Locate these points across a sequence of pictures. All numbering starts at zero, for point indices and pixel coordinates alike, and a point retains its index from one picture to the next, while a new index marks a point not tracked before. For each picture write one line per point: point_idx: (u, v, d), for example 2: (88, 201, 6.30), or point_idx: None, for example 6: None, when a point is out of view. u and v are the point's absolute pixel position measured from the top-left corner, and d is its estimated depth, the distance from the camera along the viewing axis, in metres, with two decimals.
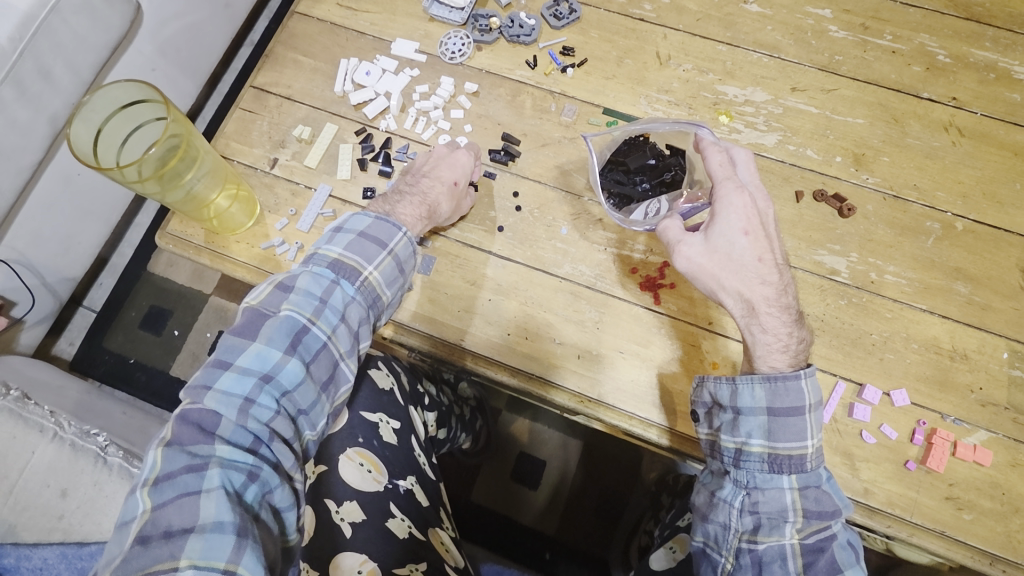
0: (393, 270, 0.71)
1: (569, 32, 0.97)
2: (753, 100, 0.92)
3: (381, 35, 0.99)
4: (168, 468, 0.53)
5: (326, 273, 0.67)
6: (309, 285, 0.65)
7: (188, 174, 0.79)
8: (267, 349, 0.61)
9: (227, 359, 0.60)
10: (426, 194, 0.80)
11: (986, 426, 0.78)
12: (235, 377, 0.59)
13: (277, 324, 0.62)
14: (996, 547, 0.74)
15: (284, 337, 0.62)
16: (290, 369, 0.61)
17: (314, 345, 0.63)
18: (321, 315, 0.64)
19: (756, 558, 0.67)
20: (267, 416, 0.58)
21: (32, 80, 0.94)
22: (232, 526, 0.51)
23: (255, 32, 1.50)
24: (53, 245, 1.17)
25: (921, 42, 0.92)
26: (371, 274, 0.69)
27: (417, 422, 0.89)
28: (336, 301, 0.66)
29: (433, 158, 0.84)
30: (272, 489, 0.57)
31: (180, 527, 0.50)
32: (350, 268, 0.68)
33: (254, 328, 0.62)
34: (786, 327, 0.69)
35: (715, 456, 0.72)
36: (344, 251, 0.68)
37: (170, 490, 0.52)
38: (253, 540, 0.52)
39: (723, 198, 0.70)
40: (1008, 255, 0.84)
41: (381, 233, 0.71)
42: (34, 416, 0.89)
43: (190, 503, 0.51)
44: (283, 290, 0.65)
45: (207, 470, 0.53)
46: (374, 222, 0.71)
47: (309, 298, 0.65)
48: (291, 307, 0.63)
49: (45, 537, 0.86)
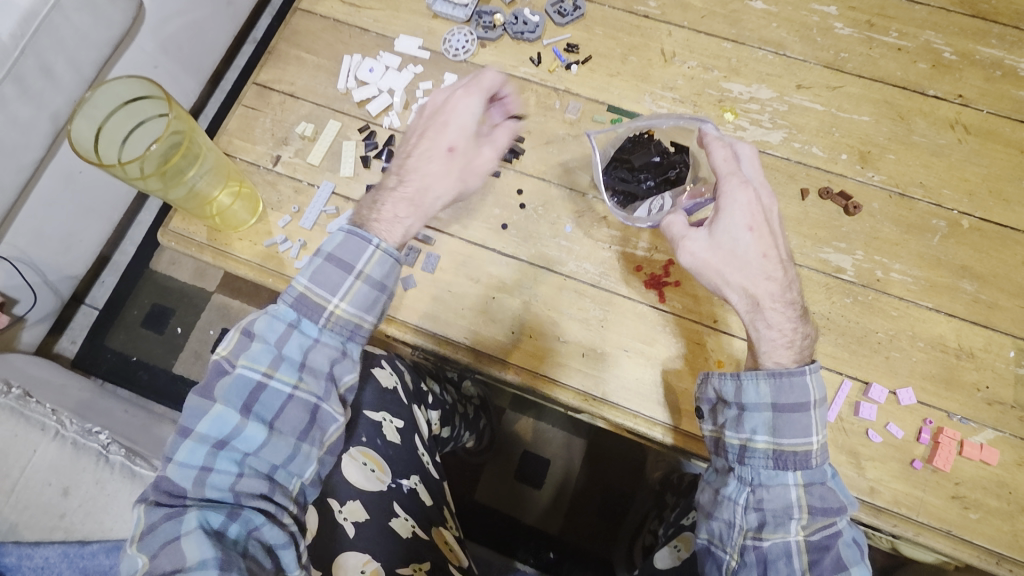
0: (368, 292, 0.67)
1: (573, 28, 0.97)
2: (758, 97, 0.91)
3: (385, 31, 0.99)
4: (149, 521, 0.58)
5: (287, 315, 0.66)
6: (267, 331, 0.65)
7: (190, 172, 0.80)
8: (225, 410, 0.62)
9: (188, 425, 0.62)
10: (409, 184, 0.73)
11: (992, 425, 0.78)
12: (191, 447, 0.61)
13: (233, 381, 0.63)
14: (1003, 547, 0.74)
15: (237, 398, 0.62)
16: (247, 433, 0.62)
17: (274, 400, 0.63)
18: (278, 367, 0.64)
19: (761, 555, 0.66)
20: (229, 479, 0.60)
21: (34, 77, 0.93)
22: (214, 560, 0.55)
23: (257, 29, 1.50)
24: (55, 243, 1.17)
25: (927, 39, 0.92)
26: (338, 307, 0.66)
27: (421, 421, 0.88)
28: (294, 349, 0.65)
29: (433, 109, 0.77)
30: (258, 525, 0.60)
31: (170, 570, 0.55)
32: (313, 304, 0.66)
33: (211, 389, 0.63)
34: (791, 323, 0.69)
35: (719, 453, 0.71)
36: (308, 284, 0.66)
37: (154, 542, 0.57)
38: (237, 570, 0.56)
39: (727, 193, 0.69)
40: (1013, 253, 0.83)
41: (348, 258, 0.67)
42: (35, 414, 0.89)
43: (174, 548, 0.56)
44: (245, 337, 0.65)
45: (185, 515, 0.58)
46: (344, 240, 0.68)
47: (266, 350, 0.64)
48: (245, 364, 0.63)
49: (46, 537, 0.85)
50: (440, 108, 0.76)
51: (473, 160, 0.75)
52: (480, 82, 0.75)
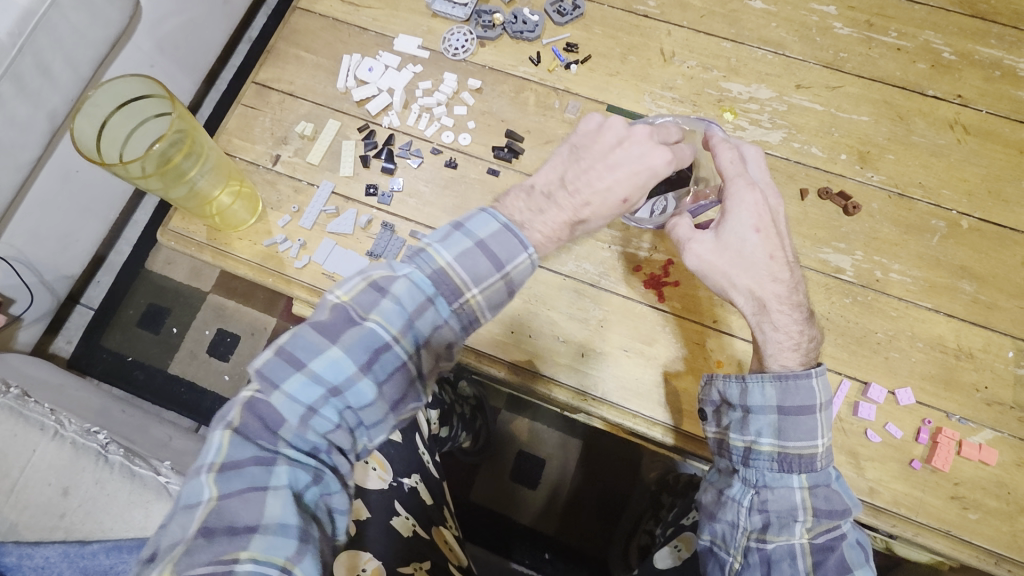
0: (502, 294, 0.61)
1: (572, 28, 0.97)
2: (758, 97, 0.91)
3: (384, 30, 0.98)
4: (235, 457, 0.50)
5: (426, 285, 0.58)
6: (404, 295, 0.57)
7: (192, 171, 0.80)
8: (344, 358, 0.54)
9: (299, 356, 0.54)
10: (575, 207, 0.64)
11: (991, 425, 0.78)
12: (303, 382, 0.53)
13: (360, 334, 0.55)
14: (1002, 547, 0.74)
15: (361, 351, 0.55)
16: (361, 388, 0.55)
17: (391, 364, 0.56)
18: (407, 335, 0.57)
19: (765, 556, 0.66)
20: (327, 428, 0.54)
21: (31, 76, 0.93)
22: (296, 530, 0.50)
23: (256, 28, 1.50)
24: (53, 243, 1.17)
25: (927, 39, 0.92)
26: (474, 298, 0.60)
27: (421, 421, 0.88)
28: (425, 322, 0.58)
29: (627, 149, 0.66)
30: (330, 492, 0.54)
31: (245, 524, 0.49)
32: (454, 285, 0.59)
33: (336, 330, 0.55)
34: (797, 325, 0.69)
35: (723, 454, 0.72)
36: (454, 260, 0.59)
37: (236, 481, 0.50)
38: (314, 544, 0.51)
39: (734, 195, 0.69)
40: (1013, 254, 0.83)
41: (500, 250, 0.60)
42: (34, 414, 0.89)
43: (257, 499, 0.50)
44: (376, 291, 0.56)
45: (275, 465, 0.51)
46: (498, 231, 0.60)
47: (399, 313, 0.56)
48: (378, 320, 0.55)
49: (46, 536, 0.85)
50: (643, 154, 0.65)
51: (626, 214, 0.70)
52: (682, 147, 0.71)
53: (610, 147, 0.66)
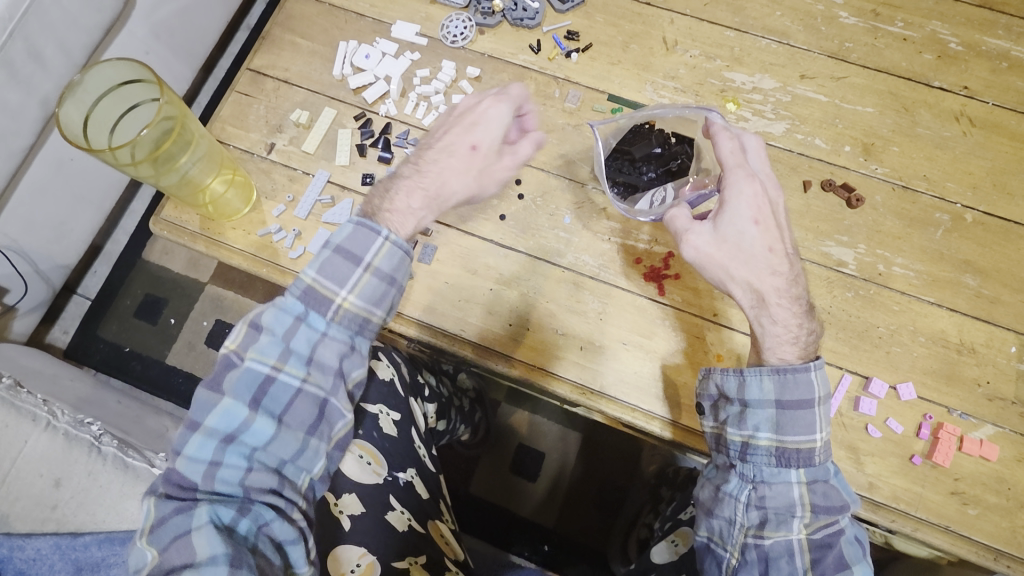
0: (377, 285, 0.64)
1: (573, 16, 0.95)
2: (761, 87, 0.90)
3: (381, 17, 0.96)
4: (160, 514, 0.56)
5: (292, 308, 0.63)
6: (274, 325, 0.62)
7: (182, 158, 0.78)
8: (233, 405, 0.60)
9: (198, 418, 0.60)
10: (426, 178, 0.70)
11: (993, 421, 0.77)
12: (200, 442, 0.59)
13: (241, 375, 0.61)
14: (1001, 543, 0.74)
15: (246, 391, 0.60)
16: (257, 424, 0.60)
17: (283, 393, 0.61)
18: (287, 360, 0.62)
19: (763, 553, 0.66)
20: (243, 467, 0.58)
21: (22, 62, 0.91)
22: (225, 557, 0.53)
23: (252, 15, 1.47)
24: (47, 232, 1.15)
25: (933, 29, 0.90)
26: (346, 300, 0.63)
27: (417, 413, 0.87)
28: (300, 344, 0.62)
29: (453, 117, 0.73)
30: (267, 521, 0.58)
31: (180, 564, 0.53)
32: (320, 297, 0.63)
33: (219, 381, 0.61)
34: (797, 319, 0.68)
35: (721, 449, 0.71)
36: (315, 275, 0.63)
37: (165, 535, 0.55)
38: (248, 567, 0.53)
39: (732, 186, 0.68)
40: (1017, 247, 0.82)
41: (356, 247, 0.63)
42: (26, 405, 0.88)
43: (185, 541, 0.54)
44: (253, 330, 0.62)
45: (196, 510, 0.56)
46: (351, 231, 0.64)
47: (274, 344, 0.62)
48: (254, 355, 0.61)
49: (38, 527, 0.85)
50: (473, 109, 0.72)
51: (495, 167, 0.71)
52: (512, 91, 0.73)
53: (445, 122, 0.74)
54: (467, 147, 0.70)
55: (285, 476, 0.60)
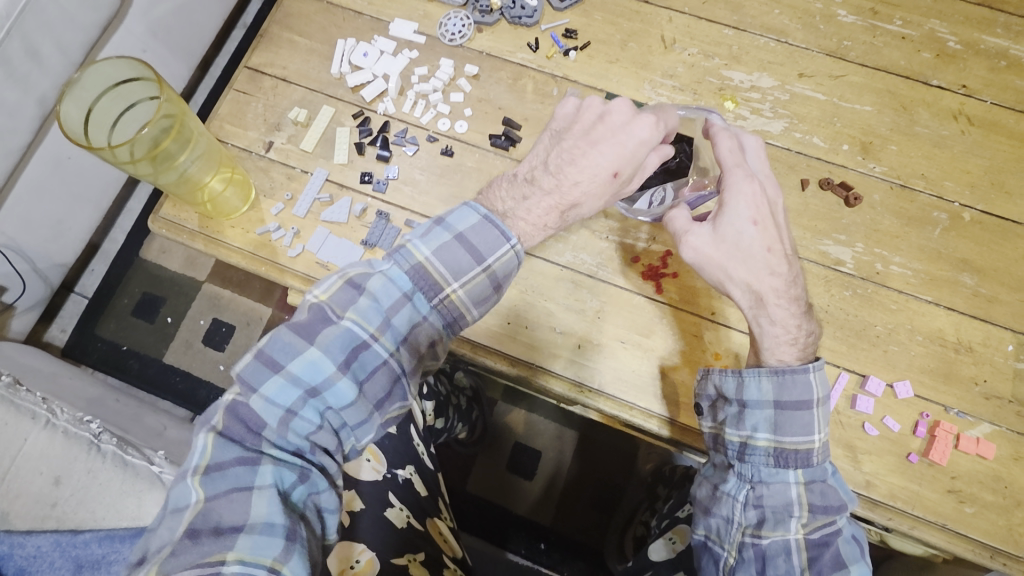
0: (486, 288, 0.64)
1: (571, 14, 0.95)
2: (759, 85, 0.90)
3: (379, 15, 0.96)
4: (220, 458, 0.53)
5: (401, 282, 0.61)
6: (380, 292, 0.60)
7: (181, 156, 0.79)
8: (322, 359, 0.57)
9: (277, 359, 0.57)
10: (565, 194, 0.65)
11: (989, 419, 0.77)
12: (281, 385, 0.56)
13: (338, 334, 0.58)
14: (997, 541, 0.74)
15: (339, 351, 0.58)
16: (338, 388, 0.57)
17: (371, 362, 0.59)
18: (384, 332, 0.60)
19: (760, 552, 0.66)
20: (308, 429, 0.56)
21: (19, 60, 0.91)
22: (282, 528, 0.52)
23: (251, 13, 1.47)
24: (44, 231, 1.15)
25: (932, 28, 0.90)
26: (454, 292, 0.63)
27: (416, 412, 0.88)
28: (401, 321, 0.61)
29: (604, 123, 0.65)
30: (318, 491, 0.57)
31: (230, 525, 0.51)
32: (431, 280, 0.62)
33: (313, 331, 0.58)
34: (796, 319, 0.68)
35: (719, 449, 0.71)
36: (432, 255, 0.62)
37: (222, 482, 0.52)
38: (301, 543, 0.53)
39: (732, 186, 0.68)
40: (1015, 246, 0.82)
41: (479, 241, 0.63)
42: (26, 402, 0.88)
43: (244, 497, 0.52)
44: (351, 289, 0.59)
45: (260, 464, 0.54)
46: (477, 223, 0.63)
47: (376, 311, 0.60)
48: (354, 318, 0.59)
49: (38, 525, 0.84)
50: (627, 127, 0.64)
51: (626, 189, 0.69)
52: (667, 118, 0.69)
53: (590, 124, 0.66)
54: (610, 170, 0.65)
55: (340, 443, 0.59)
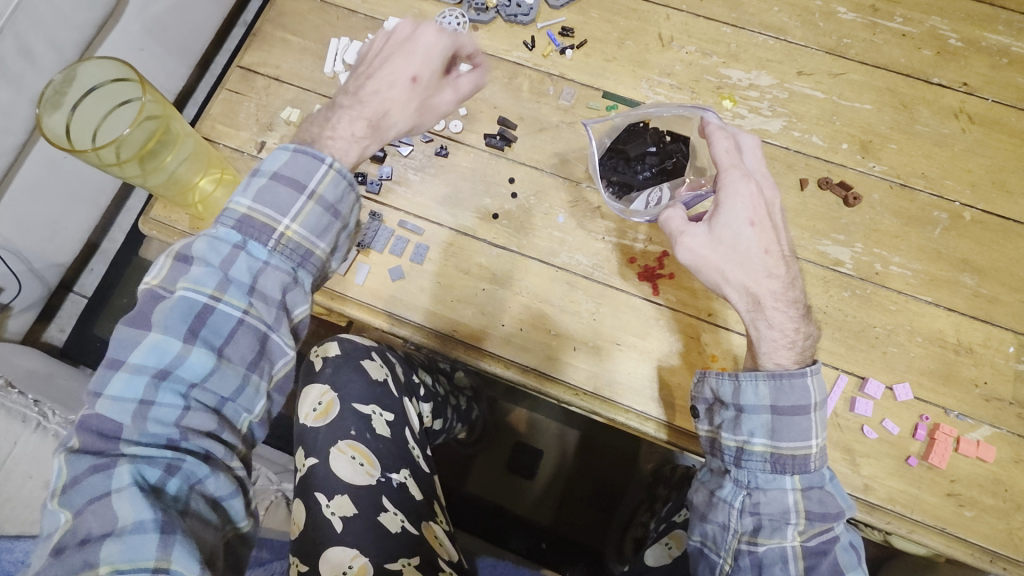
0: (321, 215, 0.62)
1: (568, 11, 0.94)
2: (758, 84, 0.89)
3: (373, 13, 0.95)
4: (73, 473, 0.50)
5: (229, 238, 0.59)
6: (208, 254, 0.58)
7: (168, 157, 0.77)
8: (163, 339, 0.55)
9: (119, 356, 0.54)
10: (366, 107, 0.67)
11: (989, 422, 0.76)
12: (126, 379, 0.53)
13: (174, 307, 0.55)
14: (997, 545, 0.73)
15: (180, 322, 0.55)
16: (192, 359, 0.55)
17: (224, 324, 0.57)
18: (227, 289, 0.57)
19: (757, 560, 0.65)
20: (174, 414, 0.53)
21: (12, 59, 0.90)
22: (153, 524, 0.48)
23: (247, 11, 1.46)
24: (40, 231, 1.14)
25: (932, 25, 0.89)
26: (289, 229, 0.60)
27: (412, 413, 0.87)
28: (240, 272, 0.58)
29: (393, 44, 0.70)
30: (200, 479, 0.53)
31: (98, 532, 0.48)
32: (259, 224, 0.60)
33: (146, 316, 0.55)
34: (793, 323, 0.67)
35: (716, 454, 0.70)
36: (252, 203, 0.60)
37: (78, 496, 0.49)
38: (182, 534, 0.50)
39: (728, 187, 0.67)
40: (1016, 246, 0.81)
41: (297, 172, 0.61)
42: (17, 405, 0.89)
43: (103, 507, 0.49)
44: (180, 264, 0.58)
45: (116, 468, 0.51)
46: (291, 156, 0.62)
47: (210, 272, 0.57)
48: (187, 285, 0.56)
49: (28, 529, 0.87)
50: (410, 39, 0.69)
51: (438, 98, 0.70)
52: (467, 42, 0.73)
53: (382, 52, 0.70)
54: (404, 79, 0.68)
55: (220, 418, 0.56)
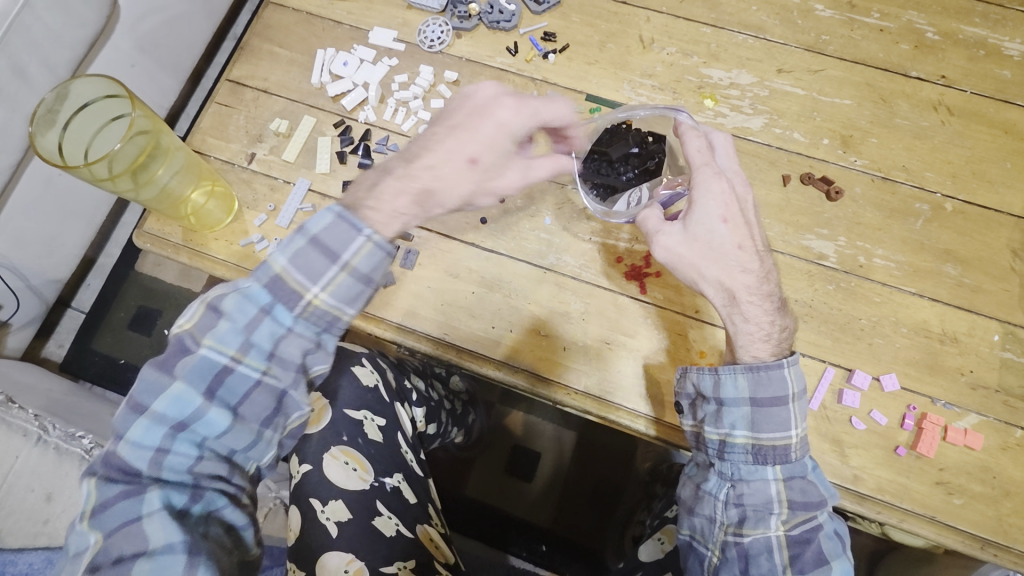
0: (353, 285, 0.57)
1: (550, 17, 0.95)
2: (738, 82, 0.90)
3: (358, 24, 0.97)
4: (103, 499, 0.56)
5: (258, 298, 0.57)
6: (236, 314, 0.56)
7: (159, 170, 0.78)
8: (186, 391, 0.56)
9: (142, 400, 0.56)
10: (416, 180, 0.61)
11: (976, 410, 0.77)
12: (146, 426, 0.56)
13: (195, 364, 0.56)
14: (988, 532, 0.74)
15: (200, 382, 0.56)
16: (210, 417, 0.57)
17: (240, 386, 0.57)
18: (248, 353, 0.57)
19: (743, 551, 0.66)
20: (190, 459, 0.58)
21: (6, 79, 0.92)
22: (181, 546, 0.56)
23: (237, 25, 1.48)
24: (37, 247, 1.16)
25: (909, 19, 0.90)
26: (315, 299, 0.56)
27: (405, 418, 0.88)
28: (262, 339, 0.57)
29: (466, 111, 0.67)
30: (219, 507, 0.60)
31: (130, 553, 0.54)
32: (289, 291, 0.56)
33: (172, 365, 0.56)
34: (768, 316, 0.68)
35: (700, 447, 0.71)
36: (285, 264, 0.56)
37: (109, 520, 0.55)
38: (206, 556, 0.56)
39: (700, 185, 0.68)
40: (997, 236, 0.82)
41: (334, 241, 0.56)
42: (18, 420, 0.92)
43: (134, 530, 0.55)
44: (210, 315, 0.57)
45: (145, 495, 0.56)
46: (331, 220, 0.56)
47: (234, 332, 0.56)
48: (210, 346, 0.56)
49: (30, 542, 0.91)
50: (483, 112, 0.66)
51: (498, 181, 0.66)
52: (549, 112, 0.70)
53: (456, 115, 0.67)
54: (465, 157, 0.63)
55: (233, 462, 0.61)
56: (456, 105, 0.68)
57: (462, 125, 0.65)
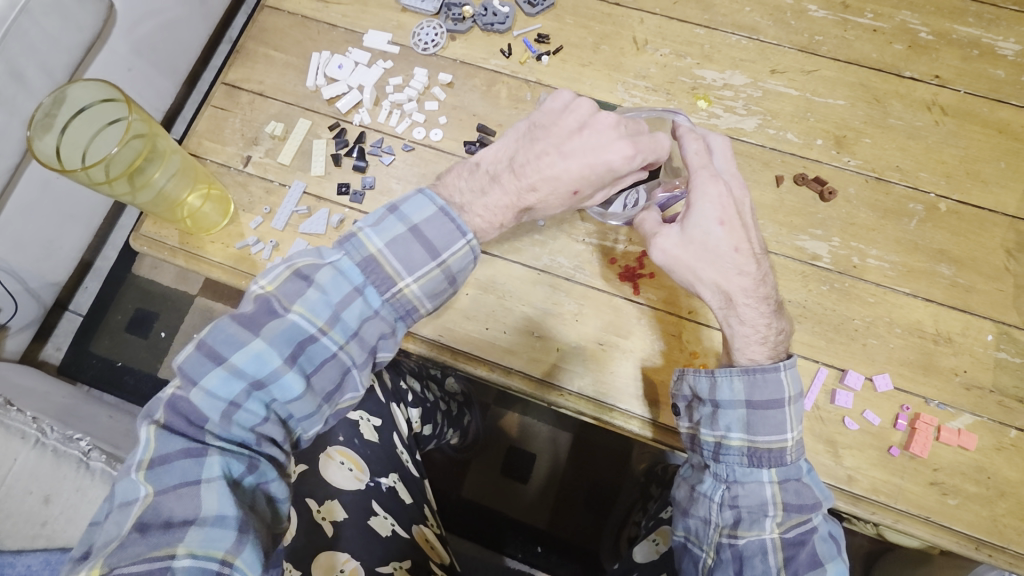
0: (440, 281, 0.64)
1: (544, 19, 0.95)
2: (732, 83, 0.90)
3: (353, 26, 0.97)
4: (164, 451, 0.53)
5: (353, 275, 0.61)
6: (330, 286, 0.60)
7: (156, 173, 0.79)
8: (267, 350, 0.57)
9: (220, 351, 0.56)
10: (523, 200, 0.65)
11: (970, 410, 0.77)
12: (224, 377, 0.55)
13: (283, 327, 0.58)
14: (982, 532, 0.74)
15: (284, 344, 0.57)
16: (286, 381, 0.57)
17: (319, 355, 0.59)
18: (334, 325, 0.60)
19: (737, 552, 0.65)
20: (254, 421, 0.56)
21: (3, 83, 0.92)
22: (234, 521, 0.51)
23: (235, 28, 1.48)
24: (36, 250, 1.16)
25: (903, 19, 0.90)
26: (406, 286, 0.63)
27: (400, 419, 0.89)
28: (350, 316, 0.60)
29: (583, 134, 0.63)
30: (269, 481, 0.57)
31: (180, 518, 0.51)
32: (385, 275, 0.62)
33: (258, 322, 0.57)
34: (764, 318, 0.68)
35: (695, 449, 0.71)
36: (384, 248, 0.62)
37: (168, 476, 0.52)
38: (255, 535, 0.52)
39: (697, 188, 0.67)
40: (991, 235, 0.82)
41: (433, 236, 0.63)
42: (16, 422, 0.92)
43: (190, 493, 0.51)
44: (301, 282, 0.59)
45: (206, 456, 0.53)
46: (432, 215, 0.63)
47: (324, 303, 0.59)
48: (302, 312, 0.58)
49: (28, 544, 0.92)
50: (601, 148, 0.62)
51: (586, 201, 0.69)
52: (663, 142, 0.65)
53: (570, 131, 0.64)
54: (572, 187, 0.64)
55: (287, 432, 0.60)
56: (570, 119, 0.64)
57: (577, 155, 0.63)
